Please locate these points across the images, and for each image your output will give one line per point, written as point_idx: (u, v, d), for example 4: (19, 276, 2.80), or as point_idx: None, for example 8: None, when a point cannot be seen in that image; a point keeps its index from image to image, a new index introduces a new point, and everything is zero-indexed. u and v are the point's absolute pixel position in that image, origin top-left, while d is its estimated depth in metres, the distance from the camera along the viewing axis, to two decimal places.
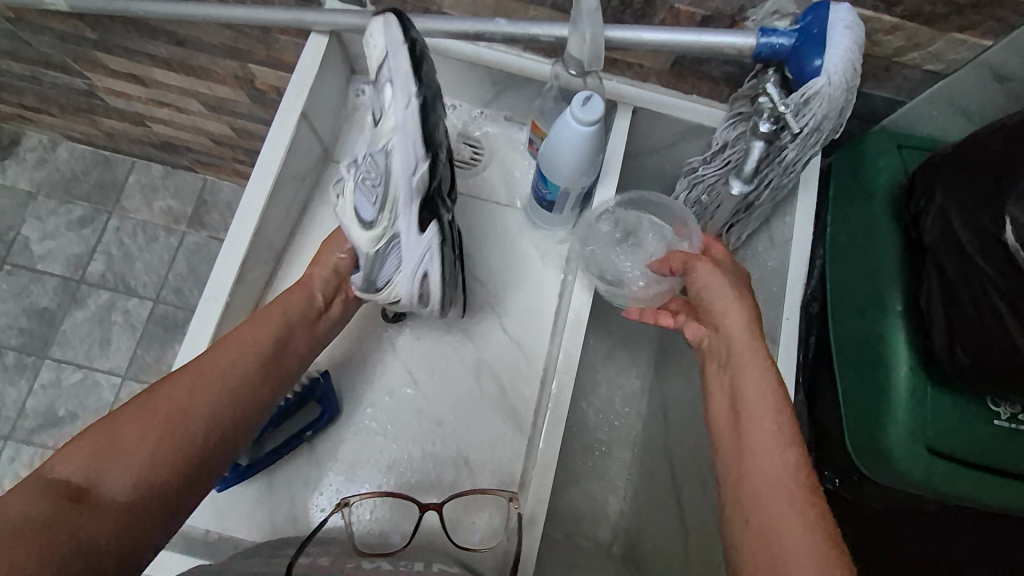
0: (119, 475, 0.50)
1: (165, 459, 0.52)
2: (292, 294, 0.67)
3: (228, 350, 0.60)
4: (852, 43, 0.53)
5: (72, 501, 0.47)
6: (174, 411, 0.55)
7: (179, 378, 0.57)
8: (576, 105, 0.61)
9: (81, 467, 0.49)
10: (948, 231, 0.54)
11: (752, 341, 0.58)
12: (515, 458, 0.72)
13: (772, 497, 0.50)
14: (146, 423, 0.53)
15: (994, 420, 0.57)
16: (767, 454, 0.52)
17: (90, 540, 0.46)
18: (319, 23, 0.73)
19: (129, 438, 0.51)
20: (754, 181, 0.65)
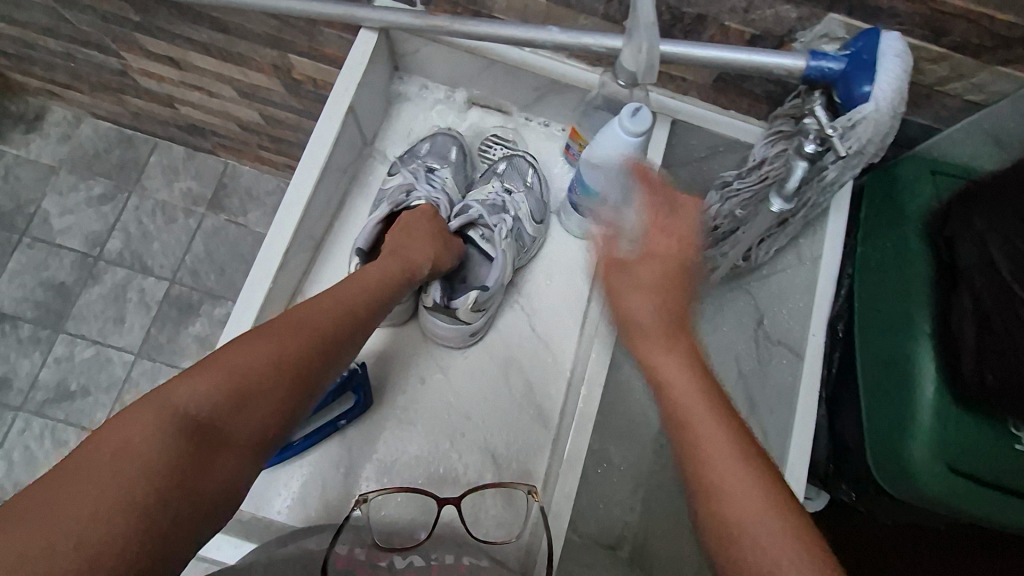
0: (243, 416, 0.44)
1: (282, 405, 0.46)
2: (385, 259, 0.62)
3: (336, 294, 0.55)
4: (902, 70, 0.54)
5: (203, 446, 0.41)
6: (295, 351, 0.48)
7: (289, 321, 0.49)
8: (624, 116, 0.63)
9: (204, 405, 0.42)
10: (987, 257, 0.55)
11: None
12: (540, 454, 0.73)
13: (731, 456, 0.46)
14: (266, 364, 0.46)
15: (1015, 444, 0.58)
16: (708, 420, 0.48)
17: (212, 490, 0.41)
18: (370, 19, 0.74)
19: (253, 379, 0.45)
20: (795, 199, 0.64)
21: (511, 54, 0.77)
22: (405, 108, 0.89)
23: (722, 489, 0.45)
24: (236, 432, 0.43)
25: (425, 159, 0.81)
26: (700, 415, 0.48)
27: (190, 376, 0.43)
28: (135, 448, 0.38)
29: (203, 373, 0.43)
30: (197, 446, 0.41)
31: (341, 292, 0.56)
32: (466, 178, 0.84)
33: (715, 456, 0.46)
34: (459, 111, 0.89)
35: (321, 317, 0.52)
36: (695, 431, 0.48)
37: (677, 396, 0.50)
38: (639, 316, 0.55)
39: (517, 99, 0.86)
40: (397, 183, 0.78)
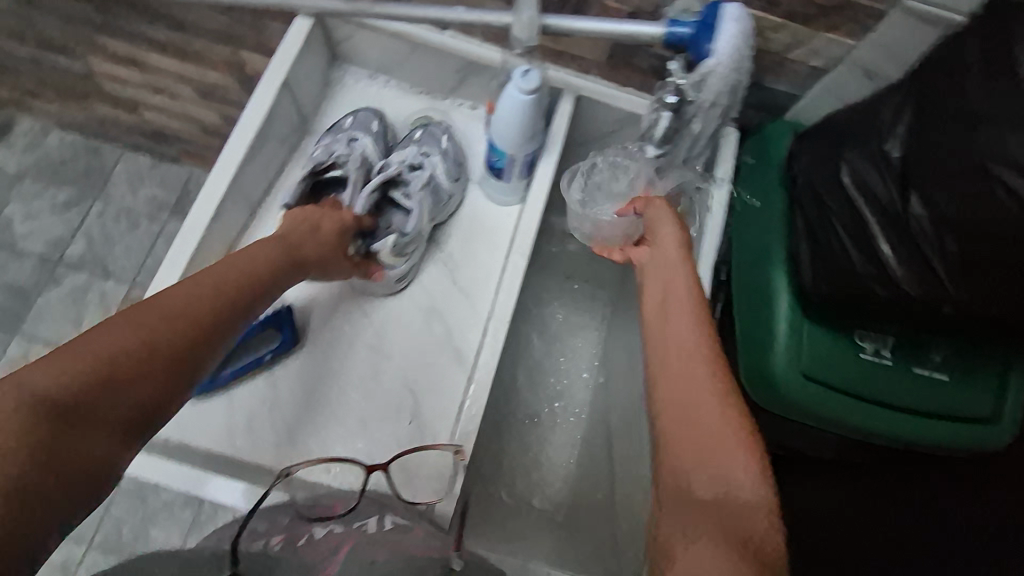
0: (111, 397, 0.50)
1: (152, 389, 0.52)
2: (268, 247, 0.68)
3: (200, 283, 0.59)
4: (737, 30, 0.64)
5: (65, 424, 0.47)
6: (167, 333, 0.54)
7: (166, 302, 0.56)
8: (516, 78, 0.72)
9: (59, 387, 0.47)
10: (809, 181, 0.64)
11: (682, 267, 0.65)
12: (457, 392, 0.79)
13: (700, 401, 0.54)
14: (137, 341, 0.52)
15: (859, 353, 0.67)
16: (688, 360, 0.58)
17: (81, 460, 0.47)
18: (303, 5, 0.83)
19: (122, 358, 0.51)
20: (664, 147, 0.75)
21: (432, 37, 0.87)
22: (342, 91, 0.97)
23: (688, 434, 0.53)
24: (113, 405, 0.50)
25: (348, 131, 0.88)
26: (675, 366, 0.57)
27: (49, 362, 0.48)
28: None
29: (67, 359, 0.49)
30: (56, 424, 0.46)
31: (210, 278, 0.60)
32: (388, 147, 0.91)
33: (678, 398, 0.55)
34: (392, 93, 0.99)
35: (197, 294, 0.58)
36: (667, 371, 0.58)
37: (671, 334, 0.60)
38: (670, 283, 0.64)
39: (443, 83, 0.95)
40: (322, 152, 0.87)
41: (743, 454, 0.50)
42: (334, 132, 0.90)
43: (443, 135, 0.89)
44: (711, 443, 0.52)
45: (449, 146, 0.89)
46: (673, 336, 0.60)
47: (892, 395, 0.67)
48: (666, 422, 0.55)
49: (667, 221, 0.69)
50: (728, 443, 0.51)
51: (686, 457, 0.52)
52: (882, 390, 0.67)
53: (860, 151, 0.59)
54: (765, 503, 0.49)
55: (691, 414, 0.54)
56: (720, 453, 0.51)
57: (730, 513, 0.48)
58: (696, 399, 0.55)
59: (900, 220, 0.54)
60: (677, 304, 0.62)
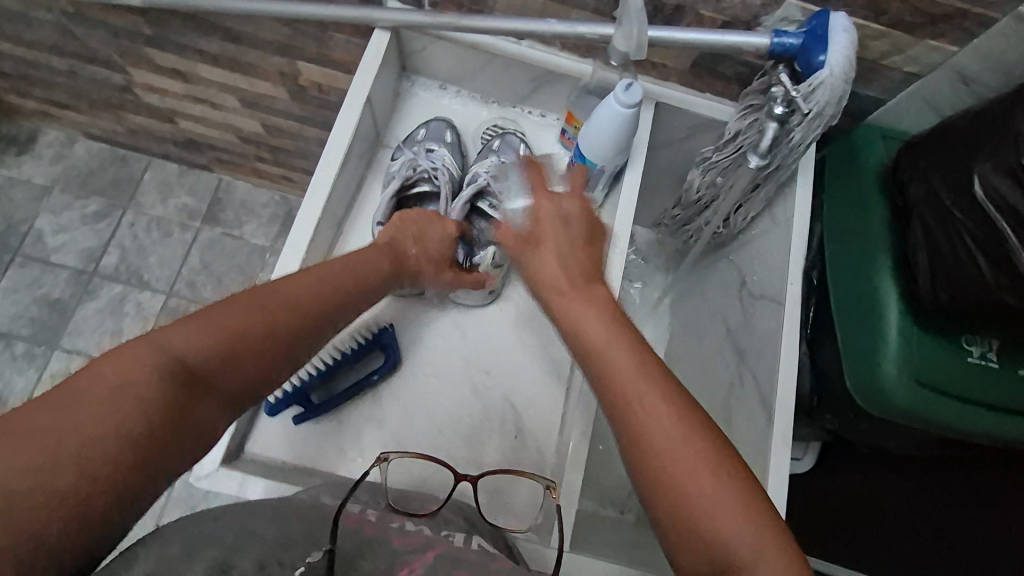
0: (233, 372, 0.48)
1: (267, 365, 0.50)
2: (375, 253, 0.68)
3: (322, 271, 0.60)
4: (848, 42, 0.65)
5: (190, 389, 0.44)
6: (288, 319, 0.53)
7: (292, 283, 0.56)
8: (618, 91, 0.72)
9: (193, 349, 0.46)
10: (930, 190, 0.64)
11: (602, 304, 0.54)
12: (557, 403, 0.80)
13: (687, 444, 0.44)
14: (269, 311, 0.52)
15: (967, 357, 0.68)
16: (664, 398, 0.46)
17: (196, 434, 0.44)
18: (384, 19, 0.83)
19: (250, 323, 0.50)
20: (768, 156, 0.74)
21: (511, 48, 0.87)
22: (411, 103, 0.97)
23: (683, 488, 0.43)
24: (229, 379, 0.48)
25: (424, 143, 0.89)
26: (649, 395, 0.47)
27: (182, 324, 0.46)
28: (126, 377, 0.41)
29: (194, 325, 0.47)
30: (183, 390, 0.44)
31: (326, 271, 0.60)
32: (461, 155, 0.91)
33: (670, 443, 0.44)
34: (460, 103, 0.98)
35: (316, 279, 0.58)
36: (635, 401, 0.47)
37: (615, 364, 0.49)
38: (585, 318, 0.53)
39: (515, 92, 0.95)
40: (402, 163, 0.86)
41: (723, 462, 0.44)
42: (409, 143, 0.90)
43: (520, 145, 0.90)
44: (693, 447, 0.44)
45: (525, 157, 0.89)
46: (603, 356, 0.49)
47: (1000, 396, 0.68)
48: (656, 466, 0.44)
49: (557, 236, 0.61)
50: (710, 457, 0.44)
51: (705, 528, 0.41)
52: (990, 391, 0.68)
53: (991, 164, 0.57)
54: (756, 537, 0.41)
55: (657, 428, 0.45)
56: (728, 514, 0.42)
57: (710, 515, 0.42)
58: (656, 427, 0.45)
59: None
60: (582, 307, 0.54)
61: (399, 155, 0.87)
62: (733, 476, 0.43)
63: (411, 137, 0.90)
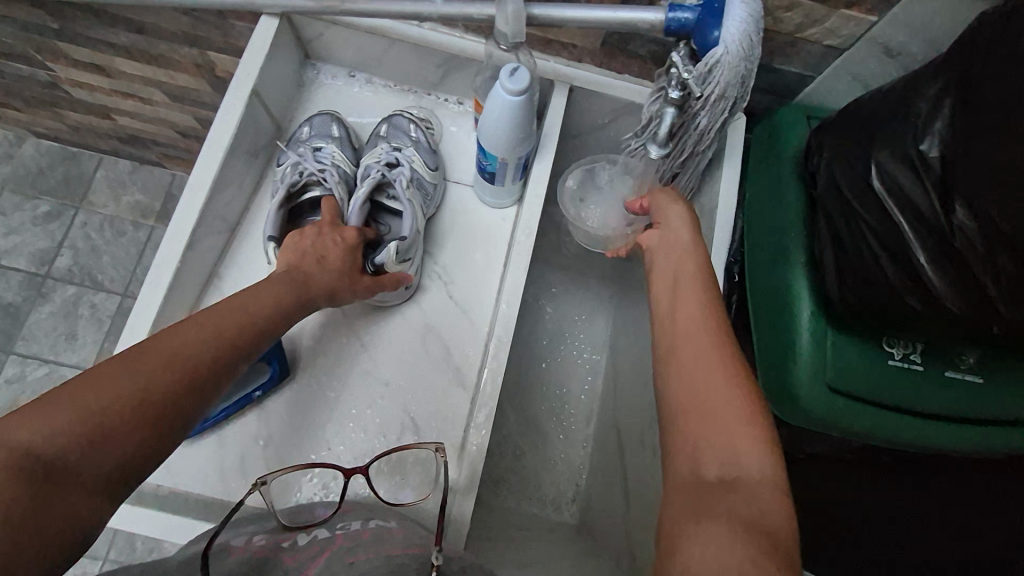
0: (100, 453, 0.43)
1: (143, 440, 0.46)
2: (275, 285, 0.62)
3: (214, 320, 0.55)
4: (747, 15, 0.58)
5: (45, 483, 0.40)
6: (165, 383, 0.49)
7: (171, 337, 0.52)
8: (504, 77, 0.65)
9: (43, 440, 0.41)
10: (833, 181, 0.59)
11: (702, 318, 0.57)
12: (460, 414, 0.76)
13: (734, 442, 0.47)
14: (139, 377, 0.47)
15: (888, 359, 0.62)
16: (717, 397, 0.50)
17: (64, 527, 0.40)
18: (267, 5, 0.76)
19: (108, 397, 0.45)
20: (668, 146, 0.69)
21: (410, 31, 0.80)
22: (319, 94, 0.91)
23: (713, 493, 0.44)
24: (94, 462, 0.43)
25: (309, 142, 0.82)
26: (699, 399, 0.51)
27: (29, 414, 0.42)
28: None
29: (47, 411, 0.43)
30: (31, 487, 0.39)
31: (212, 320, 0.55)
32: (354, 150, 0.85)
33: (716, 443, 0.47)
34: (372, 93, 0.92)
35: (198, 328, 0.53)
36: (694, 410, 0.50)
37: (686, 388, 0.52)
38: (686, 334, 0.56)
39: (425, 78, 0.88)
40: (286, 168, 0.79)
41: (755, 430, 0.48)
42: (293, 145, 0.83)
43: (412, 131, 0.84)
44: (738, 441, 0.47)
45: (421, 142, 0.83)
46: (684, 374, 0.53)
47: (925, 401, 0.62)
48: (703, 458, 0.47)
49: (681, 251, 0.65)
50: (748, 436, 0.47)
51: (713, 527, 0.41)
52: (914, 397, 0.62)
53: (892, 152, 0.53)
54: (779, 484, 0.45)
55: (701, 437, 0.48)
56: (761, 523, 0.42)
57: (746, 490, 0.44)
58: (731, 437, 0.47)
59: (945, 234, 0.49)
60: (693, 322, 0.56)
61: (285, 159, 0.81)
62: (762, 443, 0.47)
63: (295, 138, 0.84)
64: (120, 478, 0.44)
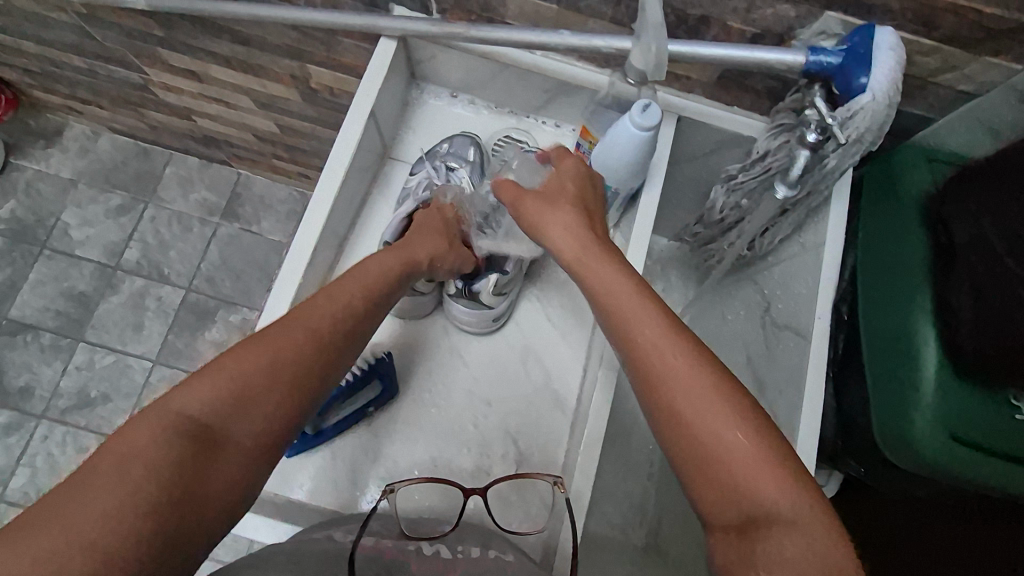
0: (249, 419, 0.47)
1: (281, 408, 0.49)
2: (383, 258, 0.64)
3: (337, 296, 0.57)
4: (895, 63, 0.58)
5: (207, 448, 0.45)
6: (297, 355, 0.51)
7: (303, 311, 0.54)
8: (635, 112, 0.66)
9: (204, 410, 0.46)
10: (981, 233, 0.59)
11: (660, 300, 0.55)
12: (560, 439, 0.77)
13: (733, 429, 0.47)
14: (274, 348, 0.50)
15: (1013, 414, 0.61)
16: (713, 395, 0.48)
17: (226, 486, 0.45)
18: (390, 28, 0.78)
19: (250, 370, 0.48)
20: (797, 186, 0.70)
21: (525, 58, 0.81)
22: (422, 114, 0.93)
23: (733, 489, 0.46)
24: (246, 428, 0.47)
25: (445, 158, 0.83)
26: (689, 391, 0.49)
27: (189, 386, 0.46)
28: (135, 453, 0.41)
29: (206, 381, 0.47)
30: (196, 451, 0.44)
31: (335, 293, 0.57)
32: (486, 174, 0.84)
33: (707, 425, 0.48)
34: (473, 113, 0.93)
35: (322, 302, 0.55)
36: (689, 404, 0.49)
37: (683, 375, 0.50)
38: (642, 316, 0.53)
39: (528, 102, 0.90)
40: (419, 180, 0.82)
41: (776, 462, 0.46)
42: (431, 155, 0.84)
43: None
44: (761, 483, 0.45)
45: None
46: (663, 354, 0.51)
47: None
48: (696, 447, 0.48)
49: (560, 223, 0.63)
50: (776, 477, 0.45)
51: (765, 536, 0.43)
52: None
53: None
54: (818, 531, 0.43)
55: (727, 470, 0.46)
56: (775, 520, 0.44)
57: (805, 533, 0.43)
58: (722, 423, 0.47)
59: None
60: (635, 311, 0.54)
61: (419, 169, 0.83)
62: (792, 479, 0.45)
63: (438, 147, 0.84)
64: (265, 443, 0.48)
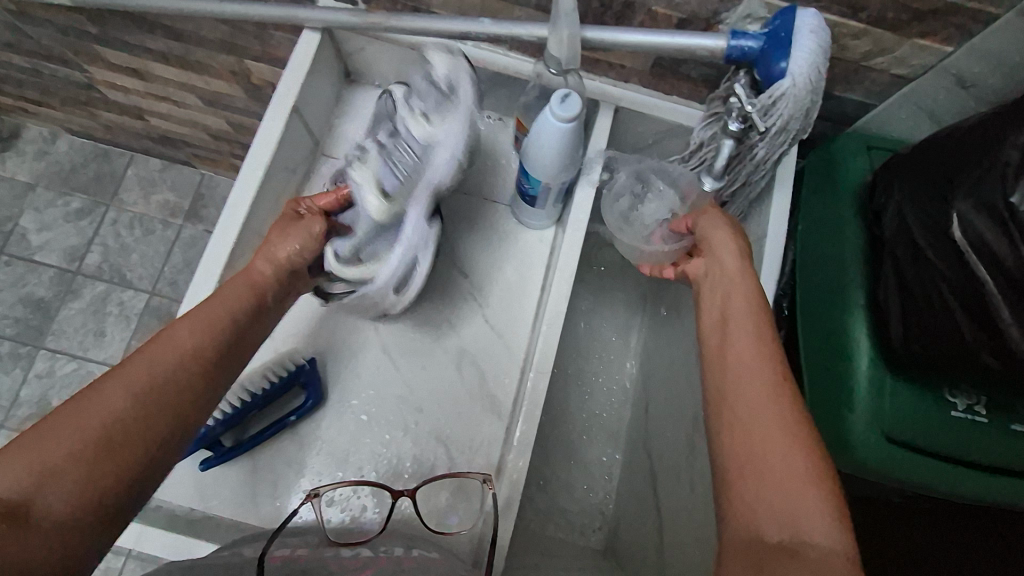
0: (63, 485, 0.40)
1: (109, 469, 0.42)
2: (235, 287, 0.58)
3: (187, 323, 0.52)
4: (816, 46, 0.55)
5: (10, 521, 0.37)
6: (131, 404, 0.45)
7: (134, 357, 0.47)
8: (554, 103, 0.63)
9: (0, 488, 0.38)
10: (903, 224, 0.57)
11: (744, 282, 0.59)
12: (495, 444, 0.74)
13: (771, 422, 0.48)
14: (103, 401, 0.44)
15: (951, 411, 0.58)
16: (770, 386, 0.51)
17: (44, 563, 0.37)
18: (310, 20, 0.75)
19: (67, 434, 0.41)
20: (723, 178, 0.68)
21: (453, 47, 0.78)
22: (358, 108, 0.90)
23: (761, 474, 0.46)
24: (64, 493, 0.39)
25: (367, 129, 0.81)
26: (745, 380, 0.52)
27: None
28: None
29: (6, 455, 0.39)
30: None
31: (185, 329, 0.51)
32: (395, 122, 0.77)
33: (759, 436, 0.48)
34: None
35: (161, 343, 0.49)
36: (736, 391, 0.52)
37: (737, 361, 0.53)
38: (730, 304, 0.58)
39: None
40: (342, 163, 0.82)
41: (814, 480, 0.45)
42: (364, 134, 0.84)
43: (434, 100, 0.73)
44: (807, 510, 0.44)
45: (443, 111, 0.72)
46: (737, 351, 0.54)
47: (992, 455, 0.58)
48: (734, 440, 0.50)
49: (722, 242, 0.62)
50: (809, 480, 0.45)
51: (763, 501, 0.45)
52: (978, 452, 0.59)
53: (973, 201, 0.49)
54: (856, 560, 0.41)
55: (769, 502, 0.45)
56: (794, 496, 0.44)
57: (809, 568, 0.40)
58: (769, 423, 0.49)
59: None
60: (739, 322, 0.56)
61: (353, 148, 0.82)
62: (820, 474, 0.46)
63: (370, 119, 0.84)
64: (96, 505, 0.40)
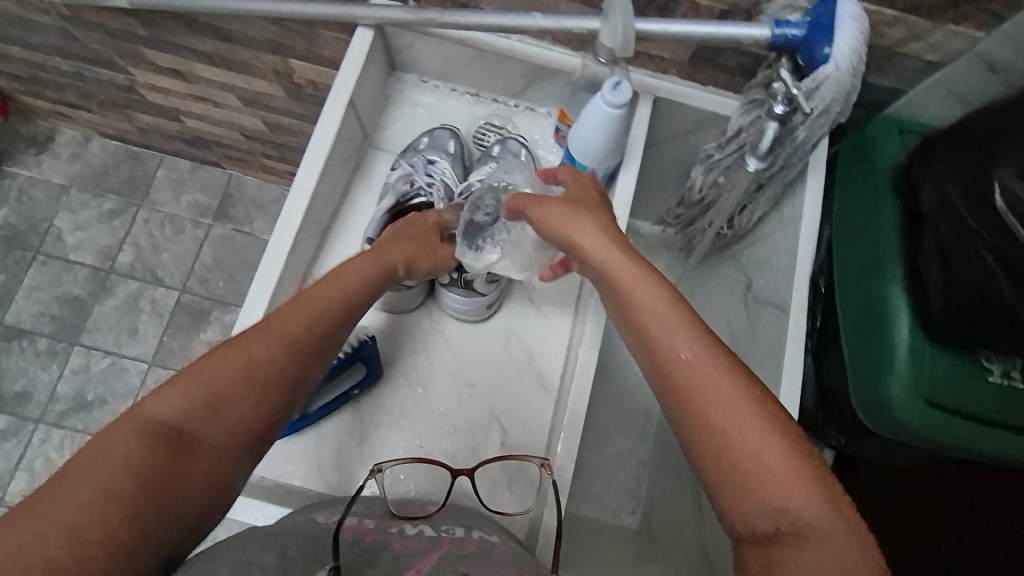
0: (224, 417, 0.46)
1: (262, 406, 0.48)
2: (359, 265, 0.62)
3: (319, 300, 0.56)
4: (858, 32, 0.60)
5: (174, 446, 0.43)
6: (297, 337, 0.52)
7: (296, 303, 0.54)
8: (606, 90, 0.68)
9: (181, 412, 0.44)
10: (944, 198, 0.60)
11: (639, 268, 0.54)
12: (544, 418, 0.78)
13: (740, 422, 0.43)
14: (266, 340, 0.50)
15: (987, 376, 0.62)
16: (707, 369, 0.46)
17: (175, 499, 0.41)
18: (365, 17, 0.79)
19: (226, 366, 0.47)
20: (767, 159, 0.71)
21: (500, 43, 0.82)
22: (402, 100, 0.93)
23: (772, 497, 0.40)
24: (213, 430, 0.45)
25: (425, 152, 0.85)
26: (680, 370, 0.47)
27: (169, 389, 0.45)
28: (102, 458, 0.39)
29: (182, 385, 0.46)
30: (165, 451, 0.42)
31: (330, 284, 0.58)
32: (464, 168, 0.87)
33: (750, 448, 0.42)
34: (452, 101, 0.93)
35: (318, 298, 0.56)
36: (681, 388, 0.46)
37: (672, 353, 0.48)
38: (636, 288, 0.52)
39: (507, 87, 0.90)
40: (399, 174, 0.83)
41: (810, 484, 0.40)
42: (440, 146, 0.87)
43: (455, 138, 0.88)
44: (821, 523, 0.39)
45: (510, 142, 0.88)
46: (671, 345, 0.48)
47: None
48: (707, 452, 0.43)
49: (577, 222, 0.59)
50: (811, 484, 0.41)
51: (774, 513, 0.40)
52: (1011, 414, 0.62)
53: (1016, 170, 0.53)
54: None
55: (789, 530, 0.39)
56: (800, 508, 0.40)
57: None
58: (744, 428, 0.43)
59: None
60: (647, 301, 0.51)
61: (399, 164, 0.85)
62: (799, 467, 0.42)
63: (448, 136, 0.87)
64: (244, 439, 0.47)
